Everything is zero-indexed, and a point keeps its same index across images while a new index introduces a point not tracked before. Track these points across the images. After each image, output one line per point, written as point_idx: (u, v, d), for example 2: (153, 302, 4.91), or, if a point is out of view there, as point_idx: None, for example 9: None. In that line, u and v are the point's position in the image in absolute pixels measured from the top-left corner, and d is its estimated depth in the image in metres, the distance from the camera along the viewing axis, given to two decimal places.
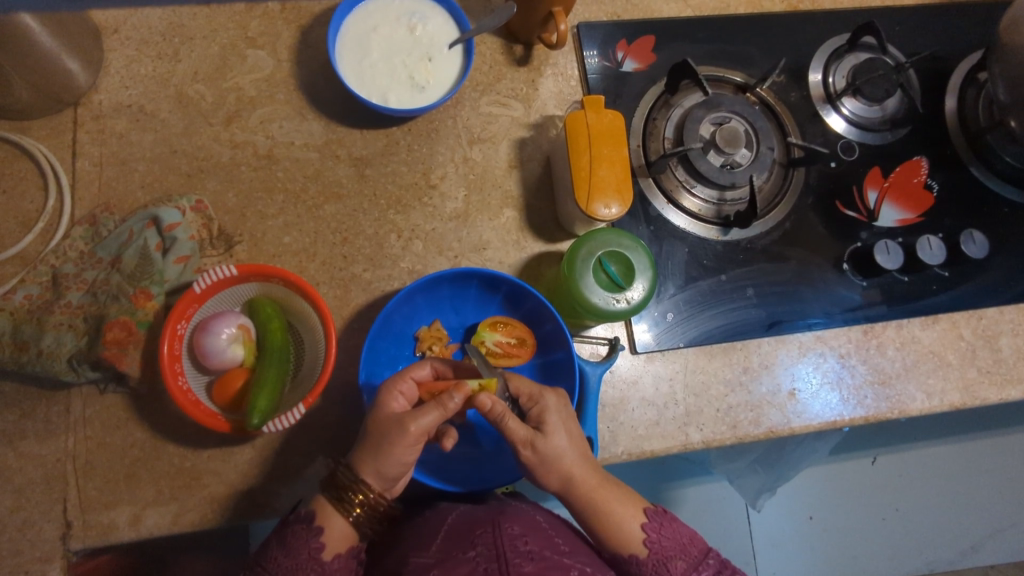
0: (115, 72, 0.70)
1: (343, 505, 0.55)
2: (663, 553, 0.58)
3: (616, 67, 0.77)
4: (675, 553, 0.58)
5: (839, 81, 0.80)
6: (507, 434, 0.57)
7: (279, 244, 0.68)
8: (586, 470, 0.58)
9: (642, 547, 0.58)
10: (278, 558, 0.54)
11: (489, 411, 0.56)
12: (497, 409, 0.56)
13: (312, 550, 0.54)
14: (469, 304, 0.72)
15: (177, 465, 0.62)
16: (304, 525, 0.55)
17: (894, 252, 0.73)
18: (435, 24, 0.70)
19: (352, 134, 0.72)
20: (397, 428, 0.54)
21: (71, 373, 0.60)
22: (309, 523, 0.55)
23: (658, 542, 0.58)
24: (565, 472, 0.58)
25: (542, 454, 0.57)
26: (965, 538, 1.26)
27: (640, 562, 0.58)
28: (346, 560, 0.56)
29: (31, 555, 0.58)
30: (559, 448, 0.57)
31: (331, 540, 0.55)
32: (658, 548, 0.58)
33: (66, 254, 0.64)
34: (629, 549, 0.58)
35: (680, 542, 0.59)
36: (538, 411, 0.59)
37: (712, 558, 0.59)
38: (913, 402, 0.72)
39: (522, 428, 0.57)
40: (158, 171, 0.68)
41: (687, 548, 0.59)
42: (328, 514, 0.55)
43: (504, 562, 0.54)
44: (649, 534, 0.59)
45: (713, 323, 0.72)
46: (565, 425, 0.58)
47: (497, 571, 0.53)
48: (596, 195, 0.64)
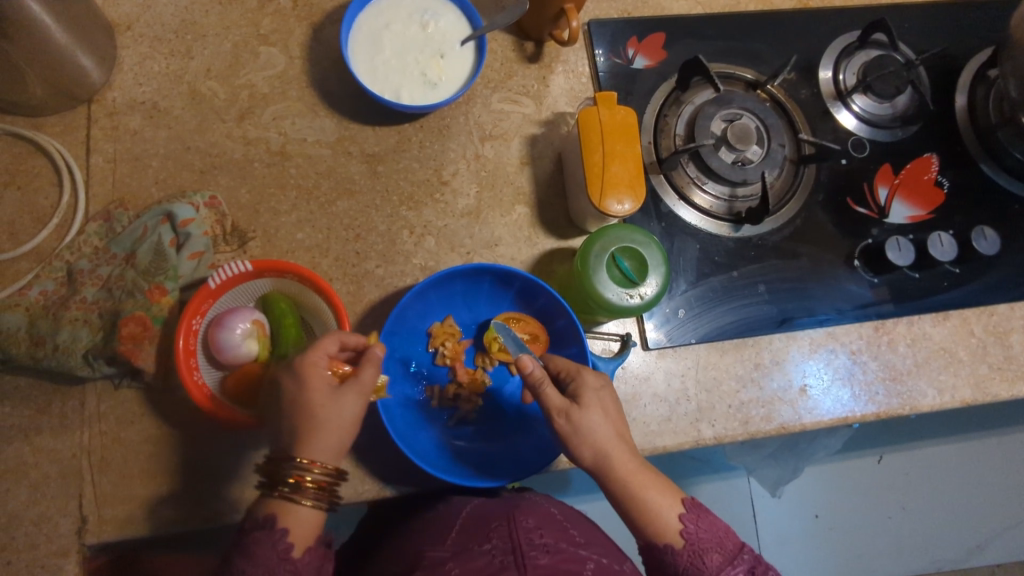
0: (129, 69, 0.70)
1: (299, 497, 0.53)
2: (699, 545, 0.56)
3: (627, 64, 0.77)
4: (711, 546, 0.56)
5: (849, 79, 0.80)
6: (543, 401, 0.58)
7: (293, 240, 0.68)
8: (621, 449, 0.58)
9: (678, 537, 0.56)
10: (244, 567, 0.50)
11: (531, 371, 0.57)
12: (537, 373, 0.58)
13: (281, 548, 0.51)
14: (481, 300, 0.73)
15: (192, 460, 0.62)
16: (263, 530, 0.52)
17: (907, 248, 0.74)
18: (447, 21, 0.71)
19: (365, 131, 0.72)
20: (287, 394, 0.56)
21: (86, 368, 0.60)
22: (269, 526, 0.52)
23: (695, 533, 0.56)
24: (599, 448, 0.58)
25: (575, 425, 0.58)
26: (971, 536, 1.27)
27: (675, 551, 0.56)
28: (316, 552, 0.54)
29: (46, 550, 0.59)
30: (593, 423, 0.58)
31: (296, 535, 0.53)
32: (694, 539, 0.56)
33: (80, 251, 0.64)
34: (663, 539, 0.57)
35: (716, 535, 0.57)
36: (576, 385, 0.60)
37: (746, 554, 0.56)
38: (925, 399, 0.72)
39: (558, 397, 0.58)
40: (171, 167, 0.69)
41: (722, 542, 0.56)
42: (287, 510, 0.53)
43: (520, 554, 0.54)
44: (685, 524, 0.57)
45: (724, 320, 0.72)
46: (600, 402, 0.59)
47: (513, 563, 0.53)
48: (609, 192, 0.64)
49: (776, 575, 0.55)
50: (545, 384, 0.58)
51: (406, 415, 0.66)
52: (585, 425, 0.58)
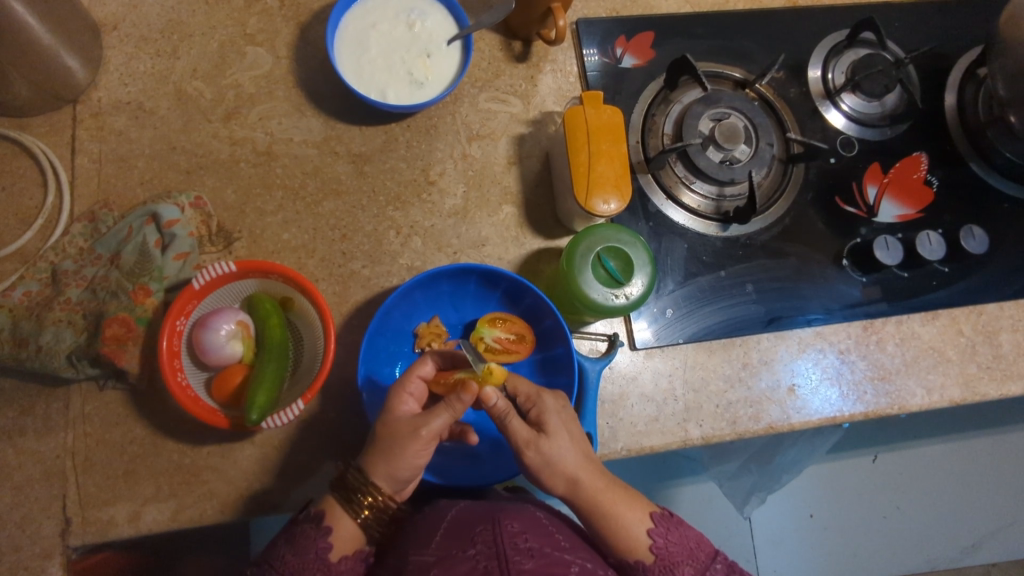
0: (114, 69, 0.70)
1: (352, 509, 0.55)
2: (670, 559, 0.57)
3: (615, 63, 0.77)
4: (682, 559, 0.57)
5: (838, 77, 0.80)
6: (509, 433, 0.57)
7: (279, 240, 0.68)
8: (591, 473, 0.58)
9: (648, 553, 0.57)
10: (286, 556, 0.54)
11: (494, 405, 0.56)
12: (501, 405, 0.57)
13: (321, 549, 0.54)
14: (468, 300, 0.72)
15: (177, 461, 0.62)
16: (313, 525, 0.55)
17: (894, 247, 0.73)
18: (433, 20, 0.70)
19: (351, 131, 0.72)
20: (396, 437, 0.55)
21: (70, 369, 0.60)
22: (317, 524, 0.55)
23: (665, 547, 0.58)
24: (568, 475, 0.57)
25: (544, 457, 0.57)
26: (966, 535, 1.26)
27: (646, 568, 0.57)
28: (355, 561, 0.56)
29: (30, 552, 0.58)
30: (561, 452, 0.57)
31: (337, 541, 0.55)
32: (665, 554, 0.57)
33: (65, 251, 0.64)
34: (635, 555, 0.57)
35: (687, 546, 0.58)
36: (537, 412, 0.58)
37: (719, 563, 0.58)
38: (913, 398, 0.72)
39: (524, 429, 0.57)
40: (157, 168, 0.68)
41: (694, 553, 0.58)
42: (337, 515, 0.55)
43: (504, 560, 0.54)
44: (655, 539, 0.58)
45: (711, 319, 0.72)
46: (566, 427, 0.58)
47: (497, 570, 0.54)
48: (595, 191, 0.64)
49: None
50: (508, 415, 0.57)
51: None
52: (555, 455, 0.57)
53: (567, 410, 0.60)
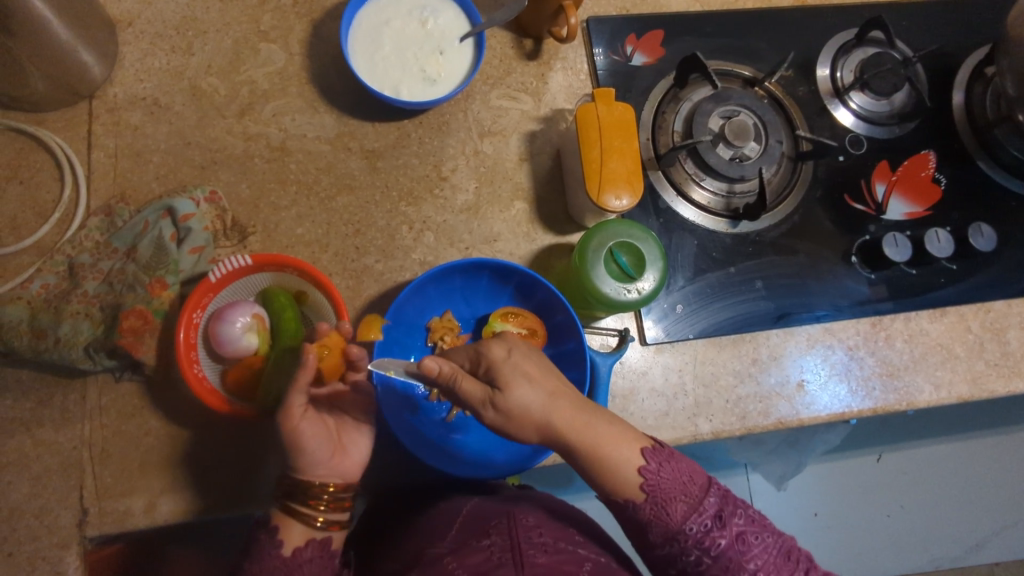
0: (130, 65, 0.71)
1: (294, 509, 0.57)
2: (663, 496, 0.54)
3: (625, 61, 0.77)
4: (675, 495, 0.54)
5: (847, 76, 0.80)
6: (464, 394, 0.50)
7: (292, 235, 0.69)
8: (563, 409, 0.53)
9: (638, 492, 0.54)
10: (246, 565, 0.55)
11: (438, 374, 0.48)
12: (446, 371, 0.49)
13: (273, 547, 0.55)
14: (480, 295, 0.73)
15: (192, 453, 0.62)
16: (265, 533, 0.56)
17: (903, 244, 0.74)
18: (446, 18, 0.71)
19: (364, 127, 0.72)
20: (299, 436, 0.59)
21: (87, 361, 0.60)
22: (268, 529, 0.56)
23: (656, 484, 0.54)
24: (538, 420, 0.52)
25: (506, 412, 0.51)
26: (970, 535, 1.27)
27: (637, 505, 0.54)
28: (318, 548, 0.57)
29: (48, 542, 0.59)
30: (524, 400, 0.51)
31: (290, 538, 0.56)
32: (656, 490, 0.54)
33: (82, 245, 0.65)
34: (625, 493, 0.54)
35: (680, 481, 0.55)
36: (486, 365, 0.51)
37: (712, 497, 0.54)
38: (921, 394, 0.73)
39: (475, 386, 0.50)
40: (172, 163, 0.69)
41: (687, 488, 0.54)
42: (285, 517, 0.57)
43: (518, 551, 0.55)
44: (646, 477, 0.54)
45: (722, 315, 0.72)
46: (519, 370, 0.51)
47: (512, 560, 0.54)
48: (607, 187, 0.64)
49: (742, 512, 0.55)
50: (455, 377, 0.50)
51: (408, 410, 0.67)
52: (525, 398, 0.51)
53: (518, 351, 0.53)
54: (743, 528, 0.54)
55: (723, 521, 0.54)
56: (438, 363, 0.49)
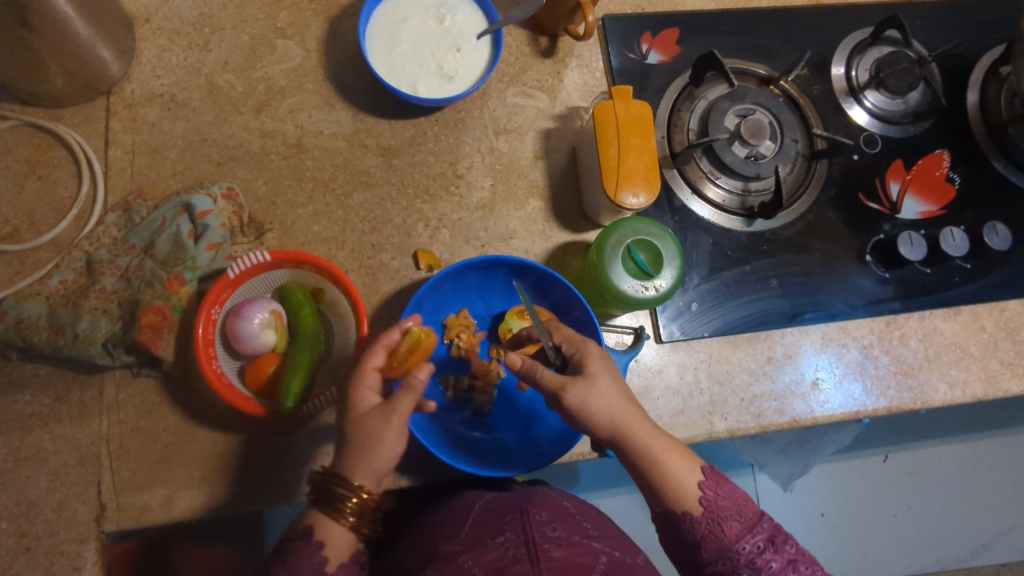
0: (147, 62, 0.71)
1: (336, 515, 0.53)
2: (718, 512, 0.55)
3: (641, 60, 0.77)
4: (730, 513, 0.55)
5: (862, 75, 0.80)
6: (542, 381, 0.57)
7: (309, 232, 0.69)
8: (633, 413, 0.58)
9: (697, 505, 0.56)
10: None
11: (519, 366, 0.58)
12: (526, 364, 0.58)
13: (314, 560, 0.51)
14: (496, 293, 0.73)
15: (209, 449, 0.62)
16: (302, 542, 0.52)
17: (918, 243, 0.74)
18: (463, 15, 0.71)
19: (380, 124, 0.72)
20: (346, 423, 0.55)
21: (106, 357, 0.60)
22: (307, 540, 0.52)
23: (714, 500, 0.56)
24: (611, 419, 0.57)
25: (587, 396, 0.56)
26: (977, 535, 1.27)
27: (693, 519, 0.55)
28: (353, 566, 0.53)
29: (65, 537, 0.59)
30: (606, 392, 0.57)
31: (333, 552, 0.52)
32: (714, 507, 0.55)
33: (99, 240, 0.65)
34: (681, 506, 0.56)
35: (736, 502, 0.56)
36: (580, 356, 0.59)
37: (767, 522, 0.55)
38: (936, 393, 0.73)
39: (554, 376, 0.57)
40: (189, 160, 0.69)
41: (742, 510, 0.56)
42: (325, 525, 0.53)
43: (532, 547, 0.54)
44: (705, 492, 0.56)
45: (737, 313, 0.72)
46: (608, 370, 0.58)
47: (527, 556, 0.54)
48: (624, 184, 0.64)
49: (794, 542, 0.55)
50: (537, 366, 0.58)
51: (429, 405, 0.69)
52: (589, 395, 0.57)
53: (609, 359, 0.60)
54: (796, 555, 0.54)
55: (777, 545, 0.54)
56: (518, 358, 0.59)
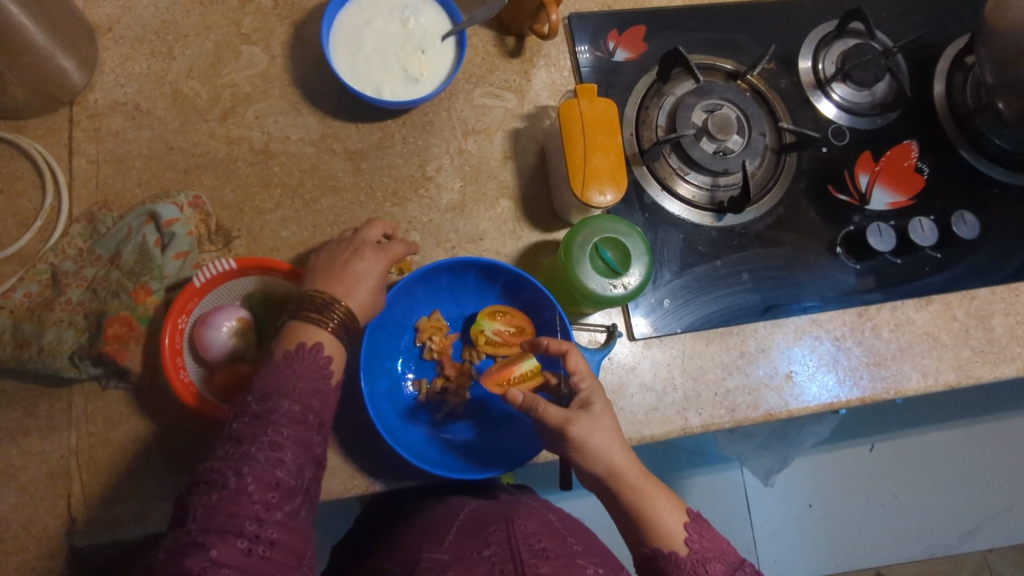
0: (110, 70, 0.70)
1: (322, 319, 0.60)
2: (703, 553, 0.56)
3: (608, 57, 0.77)
4: (714, 555, 0.56)
5: (829, 67, 0.81)
6: (544, 417, 0.58)
7: (277, 238, 0.69)
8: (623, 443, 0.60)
9: (683, 545, 0.56)
10: (294, 381, 0.58)
11: (521, 402, 0.59)
12: (528, 401, 0.59)
13: (319, 367, 0.59)
14: (468, 294, 0.73)
15: (181, 459, 0.62)
16: (303, 351, 0.59)
17: (887, 234, 0.74)
18: (427, 17, 0.71)
19: (348, 128, 0.72)
20: (356, 258, 0.64)
21: (73, 370, 0.60)
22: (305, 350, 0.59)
23: (699, 543, 0.57)
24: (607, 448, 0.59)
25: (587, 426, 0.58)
26: (962, 522, 1.28)
27: (679, 559, 0.56)
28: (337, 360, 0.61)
29: (36, 551, 0.59)
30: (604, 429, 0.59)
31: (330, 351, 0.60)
32: (698, 548, 0.56)
33: (65, 252, 0.65)
34: (669, 545, 0.57)
35: (719, 546, 0.57)
36: (584, 395, 0.60)
37: (749, 566, 0.56)
38: (909, 382, 0.73)
39: (558, 412, 0.58)
40: (155, 168, 0.69)
41: (725, 553, 0.57)
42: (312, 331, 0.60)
43: (519, 561, 0.53)
44: (689, 533, 0.57)
45: (708, 308, 0.73)
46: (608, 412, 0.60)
47: (514, 571, 0.53)
48: (591, 183, 0.64)
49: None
50: (539, 401, 0.58)
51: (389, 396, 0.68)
52: (594, 430, 0.58)
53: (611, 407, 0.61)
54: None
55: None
56: (521, 392, 0.59)
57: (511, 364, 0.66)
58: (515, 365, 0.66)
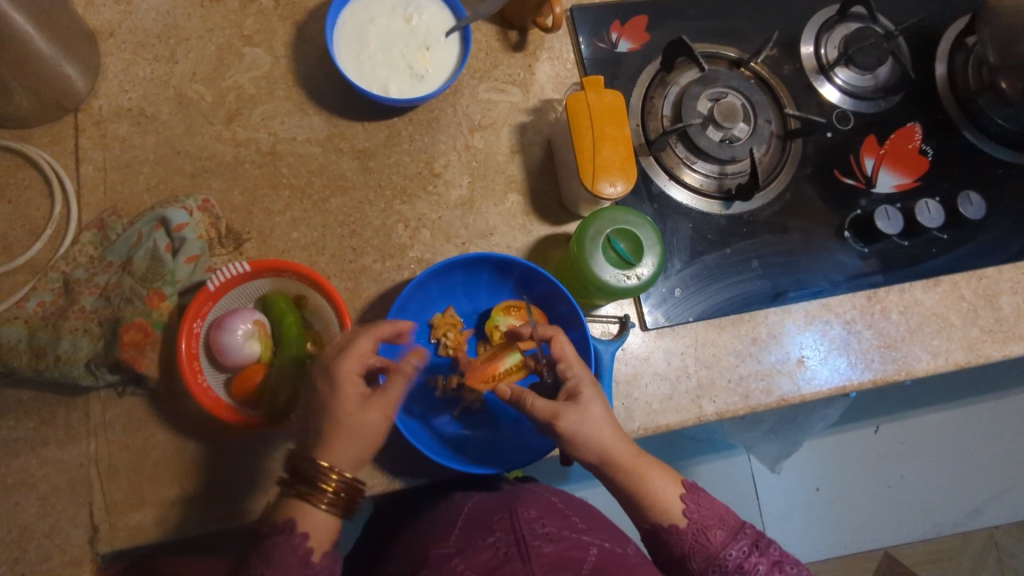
0: (113, 76, 0.70)
1: (315, 497, 0.52)
2: (703, 522, 0.57)
3: (611, 49, 0.77)
4: (714, 522, 0.57)
5: (831, 52, 0.81)
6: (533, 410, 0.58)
7: (288, 239, 0.69)
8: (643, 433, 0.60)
9: (682, 517, 0.58)
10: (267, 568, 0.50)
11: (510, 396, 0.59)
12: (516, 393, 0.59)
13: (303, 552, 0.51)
14: (481, 290, 0.73)
15: (200, 463, 0.62)
16: (285, 534, 0.51)
17: (895, 216, 0.75)
18: (430, 13, 0.71)
19: (354, 127, 0.72)
20: (316, 396, 0.55)
21: (89, 377, 0.60)
22: (288, 532, 0.51)
23: (697, 512, 0.58)
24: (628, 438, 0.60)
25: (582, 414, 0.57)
26: (970, 499, 1.29)
27: (679, 531, 0.57)
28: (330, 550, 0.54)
29: (60, 560, 0.59)
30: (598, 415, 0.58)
31: (314, 537, 0.52)
32: (697, 517, 0.58)
33: (76, 260, 0.65)
34: (668, 518, 0.58)
35: (718, 512, 0.59)
36: (573, 384, 0.59)
37: (749, 528, 0.58)
38: (920, 363, 0.74)
39: (545, 405, 0.58)
40: (162, 173, 0.69)
41: (725, 519, 0.58)
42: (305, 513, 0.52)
43: (523, 544, 0.55)
44: (687, 504, 0.58)
45: (719, 296, 0.73)
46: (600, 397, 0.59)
47: (518, 554, 0.54)
48: (601, 174, 0.65)
49: (778, 546, 0.58)
50: (526, 396, 0.58)
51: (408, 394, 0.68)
52: (583, 421, 0.57)
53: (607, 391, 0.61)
54: (780, 556, 0.57)
55: (761, 549, 0.56)
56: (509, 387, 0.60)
57: (494, 363, 0.68)
58: (497, 362, 0.68)
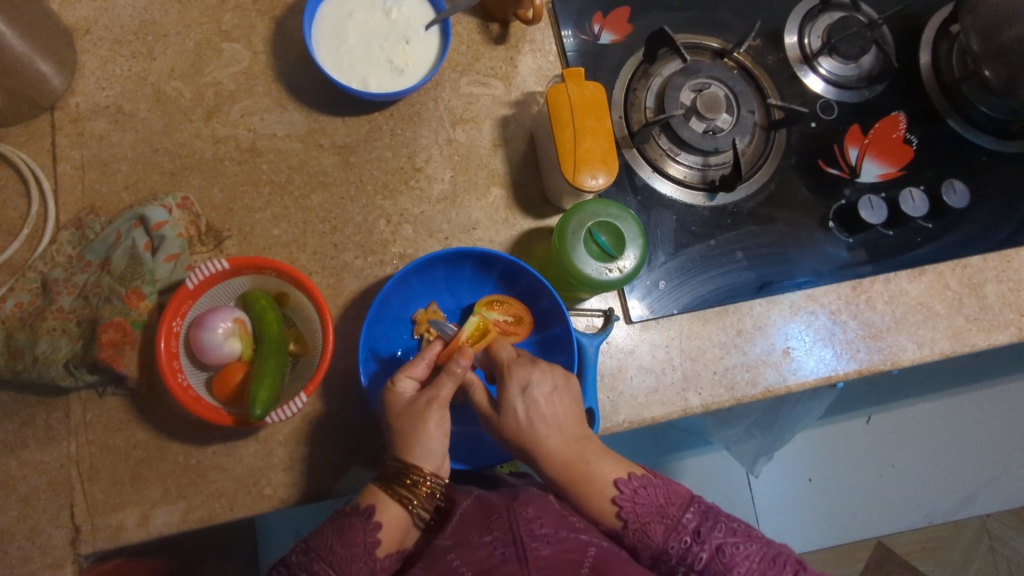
0: (90, 73, 0.69)
1: (401, 495, 0.56)
2: (641, 522, 0.57)
3: (593, 41, 0.77)
4: (651, 520, 0.57)
5: (814, 42, 0.81)
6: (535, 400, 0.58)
7: (269, 236, 0.68)
8: None
9: (616, 520, 0.57)
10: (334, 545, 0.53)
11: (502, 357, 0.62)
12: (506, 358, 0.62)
13: (371, 536, 0.54)
14: (464, 285, 0.73)
15: (182, 463, 0.62)
16: (362, 518, 0.54)
17: (879, 206, 0.74)
18: (409, 6, 0.70)
19: (334, 123, 0.72)
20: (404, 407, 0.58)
21: (68, 378, 0.60)
22: (367, 516, 0.55)
23: (634, 511, 0.57)
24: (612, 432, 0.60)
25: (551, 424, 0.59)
26: (962, 488, 1.29)
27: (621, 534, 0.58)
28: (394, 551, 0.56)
29: (42, 562, 0.58)
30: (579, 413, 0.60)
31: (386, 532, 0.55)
32: (634, 519, 0.57)
33: (54, 260, 0.64)
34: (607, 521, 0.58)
35: (656, 504, 0.58)
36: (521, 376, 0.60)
37: (689, 514, 0.58)
38: (905, 352, 0.74)
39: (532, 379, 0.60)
40: (141, 171, 0.68)
41: (663, 511, 0.58)
42: (383, 502, 0.56)
43: (520, 546, 0.54)
44: (621, 506, 0.57)
45: (705, 288, 0.73)
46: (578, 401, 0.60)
47: (514, 558, 0.53)
48: (582, 167, 0.64)
49: (722, 523, 0.58)
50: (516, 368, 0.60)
51: None
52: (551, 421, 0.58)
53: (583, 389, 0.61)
54: (722, 539, 0.57)
55: (703, 536, 0.57)
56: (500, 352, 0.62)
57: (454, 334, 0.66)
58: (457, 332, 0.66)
